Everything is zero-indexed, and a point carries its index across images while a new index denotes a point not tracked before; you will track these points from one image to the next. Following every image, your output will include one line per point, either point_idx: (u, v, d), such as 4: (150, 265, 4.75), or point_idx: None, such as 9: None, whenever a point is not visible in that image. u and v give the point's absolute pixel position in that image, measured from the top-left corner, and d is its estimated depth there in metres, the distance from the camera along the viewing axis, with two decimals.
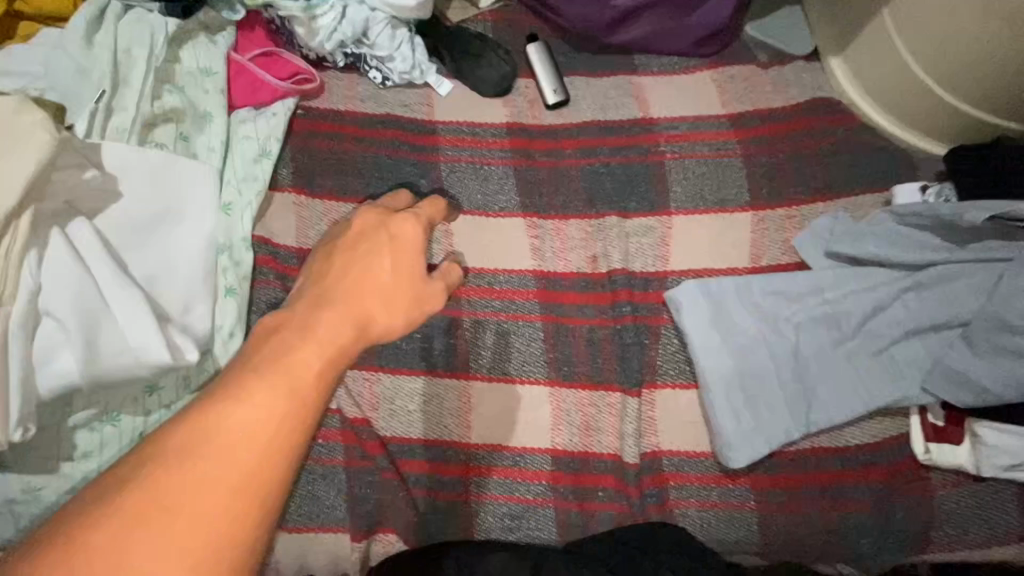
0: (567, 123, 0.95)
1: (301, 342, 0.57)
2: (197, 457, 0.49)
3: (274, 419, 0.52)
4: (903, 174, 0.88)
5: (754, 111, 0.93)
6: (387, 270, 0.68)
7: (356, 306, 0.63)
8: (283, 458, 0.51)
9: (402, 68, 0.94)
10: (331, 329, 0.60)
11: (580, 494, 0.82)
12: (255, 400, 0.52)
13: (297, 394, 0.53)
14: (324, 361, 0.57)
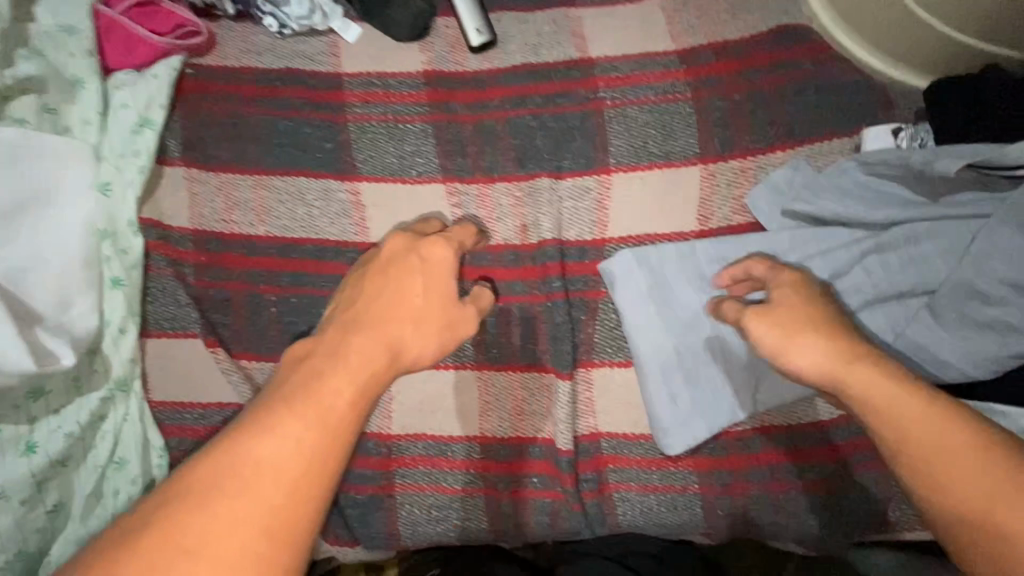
0: (493, 68, 0.83)
1: (330, 373, 0.59)
2: (224, 494, 0.52)
3: (300, 456, 0.54)
4: (874, 114, 0.76)
5: (707, 46, 0.80)
6: (418, 292, 0.68)
7: (386, 331, 0.64)
8: (308, 496, 0.53)
9: (300, 14, 0.81)
10: (360, 359, 0.61)
11: (512, 484, 0.77)
12: (282, 436, 0.54)
13: (328, 430, 0.55)
14: (352, 395, 0.58)
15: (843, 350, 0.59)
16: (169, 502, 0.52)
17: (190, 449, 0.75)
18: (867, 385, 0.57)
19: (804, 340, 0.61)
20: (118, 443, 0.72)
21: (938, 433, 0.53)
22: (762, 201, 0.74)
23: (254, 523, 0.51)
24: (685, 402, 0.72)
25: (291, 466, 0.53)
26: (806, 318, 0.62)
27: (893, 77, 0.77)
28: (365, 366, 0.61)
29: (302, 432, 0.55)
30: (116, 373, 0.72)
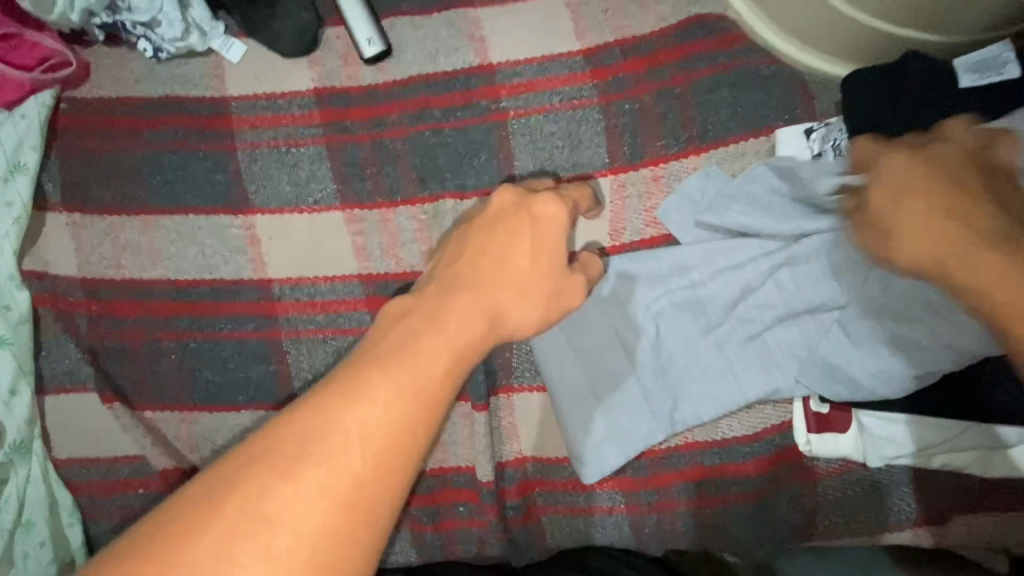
0: (389, 81, 0.77)
1: (426, 336, 0.52)
2: (313, 458, 0.44)
3: (393, 426, 0.46)
4: (791, 110, 0.72)
5: (615, 43, 0.75)
6: (525, 253, 0.61)
7: (486, 293, 0.58)
8: (394, 473, 0.46)
9: (174, 36, 0.75)
10: (463, 323, 0.54)
11: (437, 517, 0.75)
12: (375, 399, 0.46)
13: (424, 397, 0.48)
14: (448, 360, 0.51)
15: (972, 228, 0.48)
16: (245, 461, 0.44)
17: (99, 505, 0.72)
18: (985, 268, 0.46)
19: (913, 225, 0.50)
20: (23, 505, 0.69)
21: None
22: (673, 215, 0.71)
23: (338, 496, 0.43)
24: (600, 424, 0.71)
25: (382, 438, 0.45)
26: (921, 193, 0.51)
27: (807, 68, 0.72)
28: (469, 329, 0.54)
29: (399, 397, 0.47)
30: (11, 436, 0.69)
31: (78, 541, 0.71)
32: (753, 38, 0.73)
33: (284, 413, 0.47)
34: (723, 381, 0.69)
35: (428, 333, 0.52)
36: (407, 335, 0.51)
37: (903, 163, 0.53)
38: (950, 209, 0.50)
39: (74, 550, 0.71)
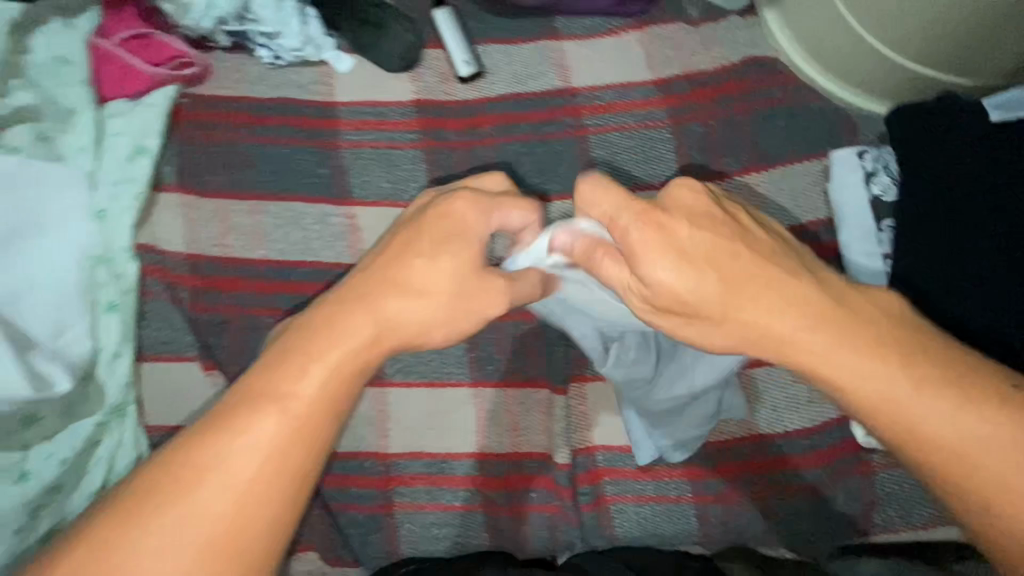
0: (482, 97, 0.86)
1: (310, 358, 0.54)
2: (189, 486, 0.49)
3: (268, 458, 0.51)
4: (840, 138, 0.82)
5: (684, 75, 0.85)
6: (426, 266, 0.60)
7: (377, 308, 0.58)
8: (274, 501, 0.50)
9: (293, 46, 0.84)
10: (346, 344, 0.56)
11: (511, 501, 0.78)
12: (255, 429, 0.51)
13: (300, 422, 0.52)
14: (322, 392, 0.54)
15: (791, 318, 0.56)
16: (137, 492, 0.49)
17: None
18: (808, 350, 0.56)
19: (740, 318, 0.57)
20: (111, 469, 0.70)
21: (878, 379, 0.54)
22: None
23: (207, 525, 0.48)
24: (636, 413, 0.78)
25: (247, 481, 0.49)
26: (725, 268, 0.57)
27: (851, 103, 0.83)
28: (358, 356, 0.56)
29: (270, 431, 0.51)
30: (110, 399, 0.71)
31: None
32: (805, 76, 0.84)
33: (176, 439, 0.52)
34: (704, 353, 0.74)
35: (311, 354, 0.55)
36: (296, 358, 0.54)
37: (690, 247, 0.57)
38: (751, 293, 0.57)
39: None
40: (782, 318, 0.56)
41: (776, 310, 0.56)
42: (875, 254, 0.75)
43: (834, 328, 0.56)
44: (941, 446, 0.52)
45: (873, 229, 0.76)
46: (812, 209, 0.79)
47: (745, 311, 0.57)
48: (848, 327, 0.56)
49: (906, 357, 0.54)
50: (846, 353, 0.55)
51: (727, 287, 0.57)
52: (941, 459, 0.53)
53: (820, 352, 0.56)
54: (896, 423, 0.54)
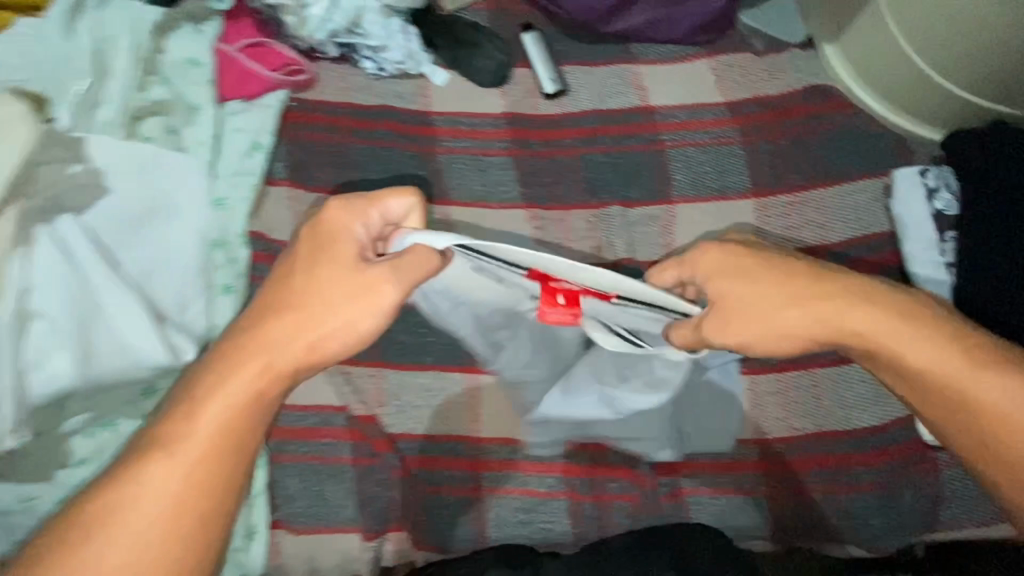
0: (567, 113, 0.94)
1: (206, 395, 0.58)
2: (105, 536, 0.53)
3: (184, 488, 0.56)
4: (900, 160, 0.89)
5: (753, 99, 0.93)
6: (313, 284, 0.62)
7: (275, 332, 0.61)
8: (195, 524, 0.56)
9: (397, 59, 0.91)
10: (246, 372, 0.59)
11: (593, 488, 0.82)
12: (156, 471, 0.55)
13: (201, 455, 0.57)
14: (220, 423, 0.58)
15: (830, 301, 0.63)
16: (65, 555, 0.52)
17: (289, 450, 0.78)
18: (866, 337, 0.63)
19: (798, 315, 0.64)
20: None
21: (930, 357, 0.62)
22: (809, 235, 0.86)
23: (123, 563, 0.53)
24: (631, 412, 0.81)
25: (151, 517, 0.54)
26: (769, 274, 0.64)
27: (908, 128, 0.91)
28: (253, 385, 0.59)
29: (167, 469, 0.55)
30: None
31: (263, 484, 0.76)
32: (864, 104, 0.92)
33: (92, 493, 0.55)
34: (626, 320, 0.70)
35: (203, 390, 0.59)
36: (191, 399, 0.58)
37: (728, 258, 0.65)
38: (791, 278, 0.64)
39: (260, 491, 0.76)
40: (821, 302, 0.63)
41: (824, 300, 0.64)
42: (940, 262, 0.82)
43: (869, 304, 0.63)
44: (959, 405, 0.61)
45: (937, 241, 0.82)
46: (876, 223, 0.86)
47: (788, 297, 0.64)
48: (877, 305, 0.63)
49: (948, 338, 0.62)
50: (899, 335, 0.62)
51: (778, 278, 0.64)
52: (996, 428, 0.60)
53: (861, 327, 0.63)
54: (955, 398, 0.61)
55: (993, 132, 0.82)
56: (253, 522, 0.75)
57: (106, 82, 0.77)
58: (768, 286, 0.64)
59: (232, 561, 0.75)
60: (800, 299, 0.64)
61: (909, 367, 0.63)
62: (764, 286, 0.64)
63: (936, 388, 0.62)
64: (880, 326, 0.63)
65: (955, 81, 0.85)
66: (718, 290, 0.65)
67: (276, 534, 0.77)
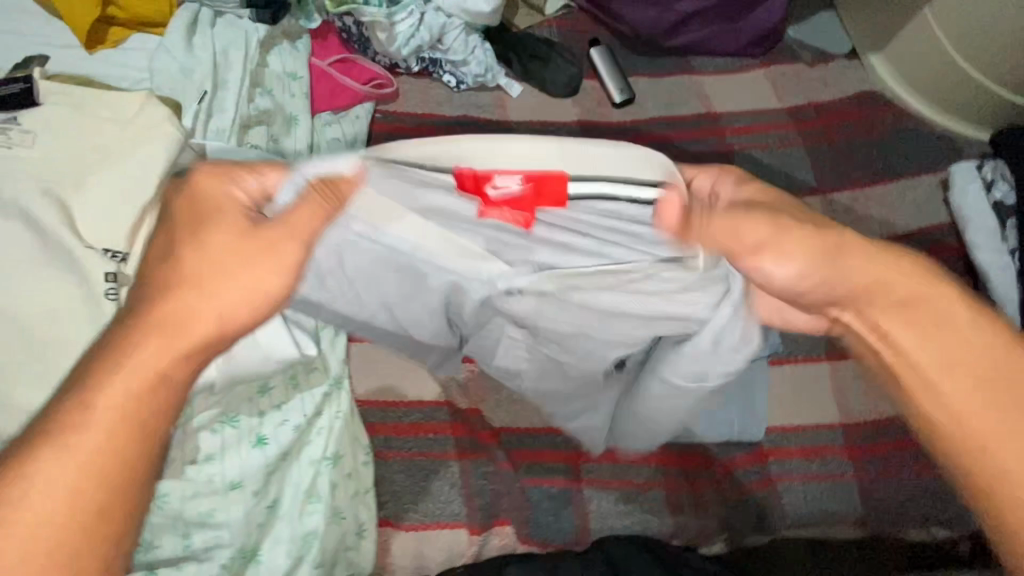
0: (636, 121, 0.99)
1: (87, 389, 0.39)
2: None
3: (37, 549, 0.36)
4: (948, 159, 0.96)
5: (809, 104, 1.00)
6: (194, 249, 0.43)
7: (169, 308, 0.42)
8: (88, 572, 0.37)
9: (477, 72, 0.97)
10: (133, 364, 0.40)
11: (688, 477, 0.83)
12: (20, 502, 0.36)
13: (86, 474, 0.38)
14: (103, 431, 0.38)
15: (864, 266, 0.44)
16: None
17: (393, 446, 0.79)
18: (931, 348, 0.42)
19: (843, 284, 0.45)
20: (330, 438, 0.74)
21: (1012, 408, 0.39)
22: (873, 227, 0.92)
23: None
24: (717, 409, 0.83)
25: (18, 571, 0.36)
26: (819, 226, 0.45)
27: (950, 128, 0.99)
28: (125, 390, 0.39)
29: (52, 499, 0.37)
30: (334, 370, 0.77)
31: (371, 480, 0.76)
32: (909, 108, 1.00)
33: None
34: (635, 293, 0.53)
35: (94, 367, 0.40)
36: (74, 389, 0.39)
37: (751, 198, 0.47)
38: (798, 230, 0.45)
39: (368, 488, 0.76)
40: (845, 270, 0.45)
41: (898, 279, 0.44)
42: (1003, 249, 0.86)
43: (901, 264, 0.44)
44: (982, 399, 0.40)
45: (999, 229, 0.87)
46: (932, 216, 0.93)
47: (781, 235, 0.45)
48: (919, 270, 0.44)
49: None
50: (970, 361, 0.41)
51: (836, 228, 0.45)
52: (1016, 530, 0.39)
53: (886, 279, 0.44)
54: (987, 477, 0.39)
55: None
56: (362, 519, 0.74)
57: (220, 93, 0.82)
58: (824, 241, 0.45)
59: (343, 561, 0.73)
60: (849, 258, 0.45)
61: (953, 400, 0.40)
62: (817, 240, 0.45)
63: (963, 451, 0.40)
64: (946, 341, 0.42)
65: (998, 85, 0.91)
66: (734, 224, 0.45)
67: (382, 532, 0.76)
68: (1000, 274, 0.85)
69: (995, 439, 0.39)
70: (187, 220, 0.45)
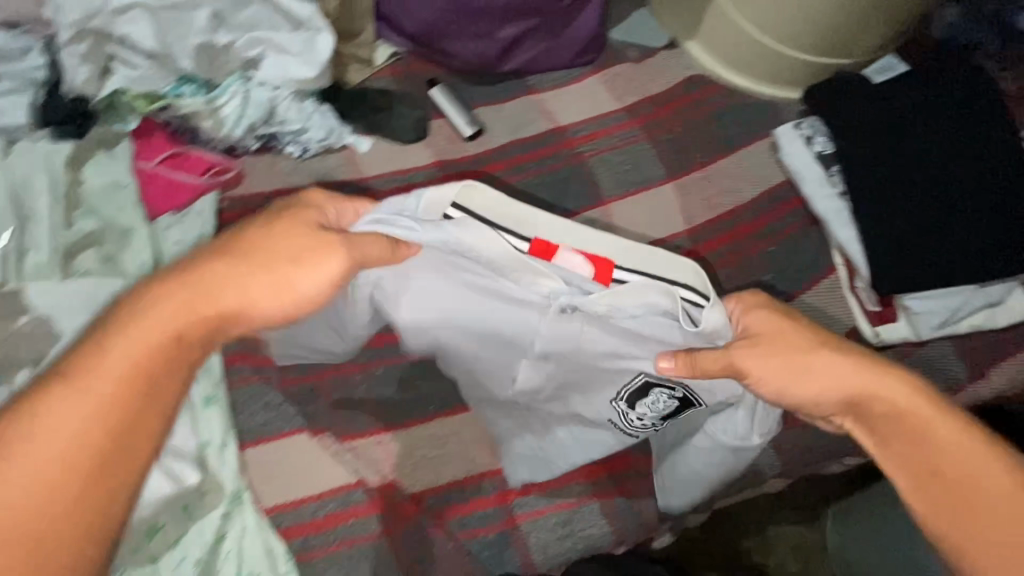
0: (490, 149, 1.01)
1: (163, 307, 0.56)
2: (36, 440, 0.51)
3: (100, 411, 0.52)
4: (774, 122, 1.05)
5: (644, 99, 1.05)
6: (281, 245, 0.60)
7: (245, 283, 0.58)
8: (116, 454, 0.53)
9: (319, 137, 0.95)
10: (198, 304, 0.57)
11: (618, 481, 0.85)
12: (96, 379, 0.53)
13: (137, 376, 0.54)
14: (147, 352, 0.55)
15: (850, 376, 0.62)
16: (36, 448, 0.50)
17: (314, 545, 0.74)
18: (906, 439, 0.61)
19: (838, 390, 0.63)
20: (240, 560, 0.70)
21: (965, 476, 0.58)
22: (724, 200, 0.98)
23: (45, 479, 0.50)
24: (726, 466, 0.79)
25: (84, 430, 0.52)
26: (819, 351, 0.64)
27: (770, 95, 1.08)
28: (177, 320, 0.56)
29: (114, 382, 0.53)
30: (228, 486, 0.72)
31: None
32: (733, 83, 1.08)
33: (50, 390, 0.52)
34: (645, 315, 0.65)
35: (187, 293, 0.57)
36: (167, 303, 0.56)
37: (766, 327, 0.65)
38: (824, 358, 0.63)
39: None
40: (828, 373, 0.63)
41: (878, 383, 0.62)
42: (833, 194, 0.95)
43: (878, 376, 0.62)
44: (952, 479, 0.58)
45: (825, 177, 0.96)
46: (772, 176, 1.00)
47: (814, 368, 0.63)
48: (895, 382, 0.62)
49: (992, 472, 0.58)
50: (942, 449, 0.59)
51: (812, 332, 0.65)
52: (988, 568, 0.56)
53: (874, 393, 0.62)
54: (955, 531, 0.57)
55: (834, 80, 0.98)
56: None
57: (32, 226, 0.79)
58: (817, 355, 0.63)
59: None
60: (852, 366, 0.63)
61: (925, 477, 0.60)
62: (811, 349, 0.64)
63: (946, 517, 0.58)
64: (932, 435, 0.60)
65: (795, 48, 1.02)
66: (753, 348, 0.64)
67: None
68: (836, 217, 0.95)
69: (953, 507, 0.58)
70: (290, 226, 0.61)
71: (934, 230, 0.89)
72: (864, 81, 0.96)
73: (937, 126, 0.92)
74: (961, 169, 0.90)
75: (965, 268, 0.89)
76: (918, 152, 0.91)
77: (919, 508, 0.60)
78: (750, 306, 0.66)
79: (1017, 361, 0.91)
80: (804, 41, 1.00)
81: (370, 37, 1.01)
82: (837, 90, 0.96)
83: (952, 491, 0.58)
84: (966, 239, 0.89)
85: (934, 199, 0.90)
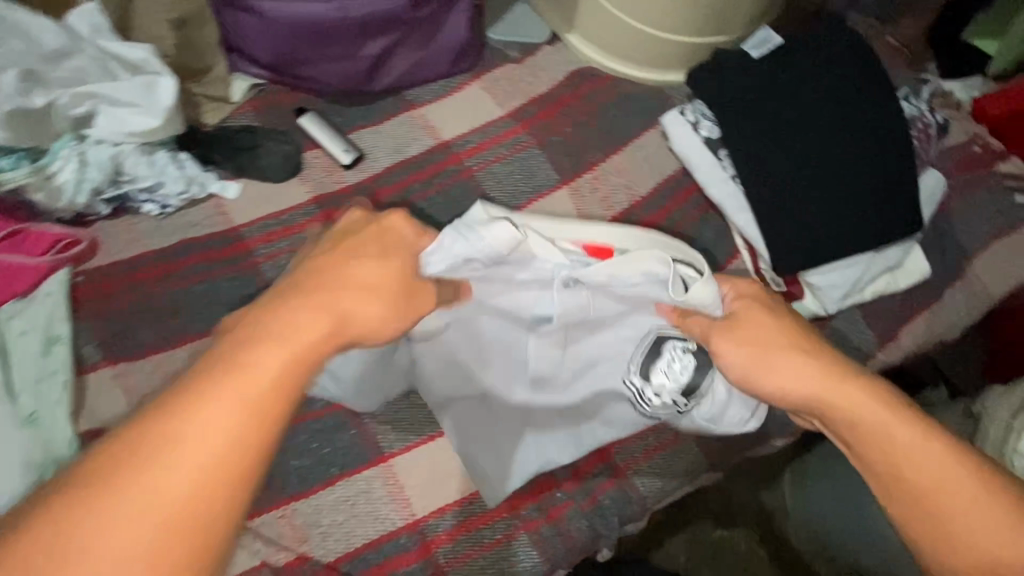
0: (372, 176, 0.94)
1: (282, 325, 0.49)
2: (154, 469, 0.41)
3: (225, 440, 0.43)
4: (663, 107, 1.02)
5: (529, 101, 1.00)
6: (369, 268, 0.55)
7: (343, 305, 0.52)
8: (237, 493, 0.43)
9: (178, 189, 0.87)
10: (322, 323, 0.50)
11: (544, 508, 0.82)
12: (213, 402, 0.44)
13: (259, 402, 0.45)
14: (281, 370, 0.47)
15: (811, 376, 0.59)
16: (144, 481, 0.40)
17: None
18: (874, 444, 0.57)
19: (797, 389, 0.60)
20: None
21: (939, 480, 0.54)
22: (621, 196, 0.95)
23: (160, 519, 0.40)
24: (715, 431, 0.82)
25: (208, 459, 0.42)
26: (778, 350, 0.61)
27: (656, 80, 1.05)
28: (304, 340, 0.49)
29: (232, 409, 0.44)
30: None
31: None
32: (618, 72, 1.04)
33: (172, 408, 0.43)
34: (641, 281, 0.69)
35: (308, 309, 0.50)
36: (288, 321, 0.49)
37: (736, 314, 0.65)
38: (780, 355, 0.61)
39: None
40: (787, 372, 0.60)
41: (839, 378, 0.59)
42: (725, 179, 0.92)
43: (837, 379, 0.58)
44: (927, 486, 0.54)
45: (716, 162, 0.93)
46: (666, 166, 0.97)
47: (775, 365, 0.61)
48: (859, 383, 0.58)
49: (964, 476, 0.53)
50: (912, 454, 0.55)
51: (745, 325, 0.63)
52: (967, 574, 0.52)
53: (836, 397, 0.58)
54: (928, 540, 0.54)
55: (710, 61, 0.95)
56: None
57: None
58: (784, 344, 0.61)
59: None
60: (809, 363, 0.60)
61: (902, 482, 0.55)
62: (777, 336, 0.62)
63: (920, 527, 0.54)
64: (898, 440, 0.56)
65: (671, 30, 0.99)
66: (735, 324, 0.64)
67: None
68: (731, 201, 0.92)
69: (926, 515, 0.54)
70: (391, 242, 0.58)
71: (824, 202, 0.88)
72: (741, 58, 0.93)
73: (819, 92, 0.89)
74: (857, 134, 0.89)
75: (860, 237, 0.89)
76: (810, 126, 0.89)
77: (898, 515, 0.56)
78: (744, 293, 0.66)
79: (920, 321, 0.92)
80: (676, 23, 0.98)
81: (223, 71, 0.93)
82: (714, 72, 0.93)
83: (926, 498, 0.54)
84: (863, 207, 0.88)
85: (825, 172, 0.88)
